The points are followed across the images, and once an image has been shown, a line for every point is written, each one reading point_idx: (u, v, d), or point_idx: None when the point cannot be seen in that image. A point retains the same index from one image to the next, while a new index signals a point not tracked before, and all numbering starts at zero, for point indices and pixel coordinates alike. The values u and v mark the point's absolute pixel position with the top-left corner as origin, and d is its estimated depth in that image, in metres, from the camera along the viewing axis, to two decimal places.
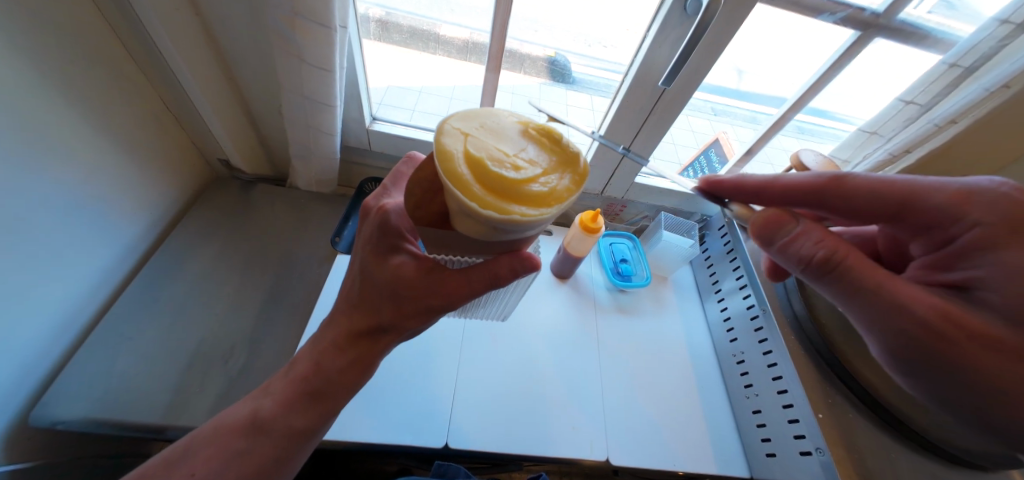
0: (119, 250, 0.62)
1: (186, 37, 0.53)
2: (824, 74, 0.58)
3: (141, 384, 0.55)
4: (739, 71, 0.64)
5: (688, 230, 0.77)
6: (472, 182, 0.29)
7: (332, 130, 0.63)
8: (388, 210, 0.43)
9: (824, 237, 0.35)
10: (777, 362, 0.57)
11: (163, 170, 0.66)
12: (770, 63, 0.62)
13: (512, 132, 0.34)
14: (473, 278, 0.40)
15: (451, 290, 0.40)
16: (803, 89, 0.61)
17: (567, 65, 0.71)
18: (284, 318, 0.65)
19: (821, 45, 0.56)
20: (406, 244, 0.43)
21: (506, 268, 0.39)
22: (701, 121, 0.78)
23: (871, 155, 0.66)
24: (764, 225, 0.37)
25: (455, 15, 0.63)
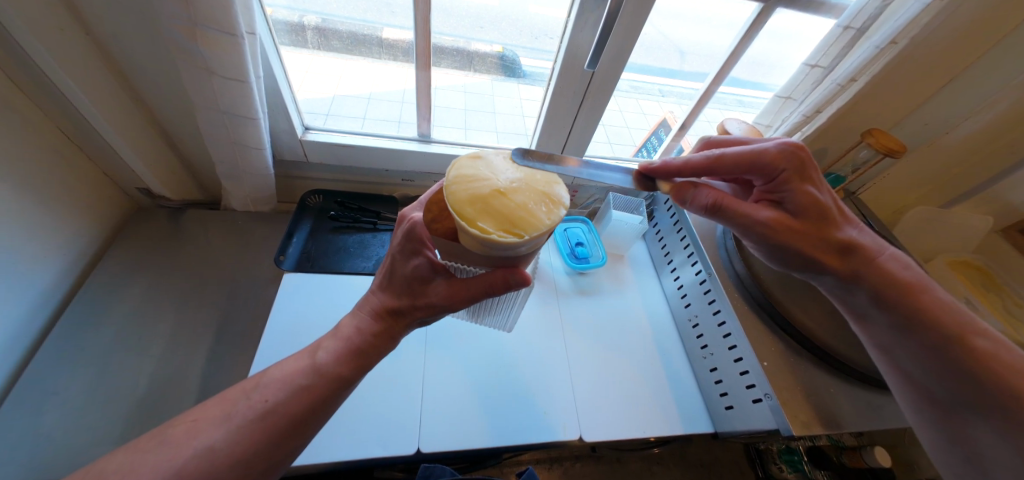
0: (31, 299, 0.56)
1: (72, 58, 0.48)
2: (737, 47, 0.65)
3: (73, 441, 0.50)
4: (678, 51, 0.67)
5: (637, 207, 0.79)
6: (477, 218, 0.32)
7: (260, 144, 0.59)
8: (417, 219, 0.43)
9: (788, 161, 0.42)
10: (726, 321, 0.60)
11: (74, 206, 0.61)
12: (689, 38, 0.64)
13: (518, 164, 0.38)
14: (478, 290, 0.41)
15: (455, 302, 0.41)
16: (721, 63, 0.67)
17: (516, 58, 0.68)
18: (232, 348, 0.62)
19: (730, 22, 0.62)
20: (425, 251, 0.42)
21: (501, 280, 0.39)
22: (650, 103, 0.79)
23: (788, 118, 0.71)
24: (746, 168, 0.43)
25: (395, 17, 0.58)
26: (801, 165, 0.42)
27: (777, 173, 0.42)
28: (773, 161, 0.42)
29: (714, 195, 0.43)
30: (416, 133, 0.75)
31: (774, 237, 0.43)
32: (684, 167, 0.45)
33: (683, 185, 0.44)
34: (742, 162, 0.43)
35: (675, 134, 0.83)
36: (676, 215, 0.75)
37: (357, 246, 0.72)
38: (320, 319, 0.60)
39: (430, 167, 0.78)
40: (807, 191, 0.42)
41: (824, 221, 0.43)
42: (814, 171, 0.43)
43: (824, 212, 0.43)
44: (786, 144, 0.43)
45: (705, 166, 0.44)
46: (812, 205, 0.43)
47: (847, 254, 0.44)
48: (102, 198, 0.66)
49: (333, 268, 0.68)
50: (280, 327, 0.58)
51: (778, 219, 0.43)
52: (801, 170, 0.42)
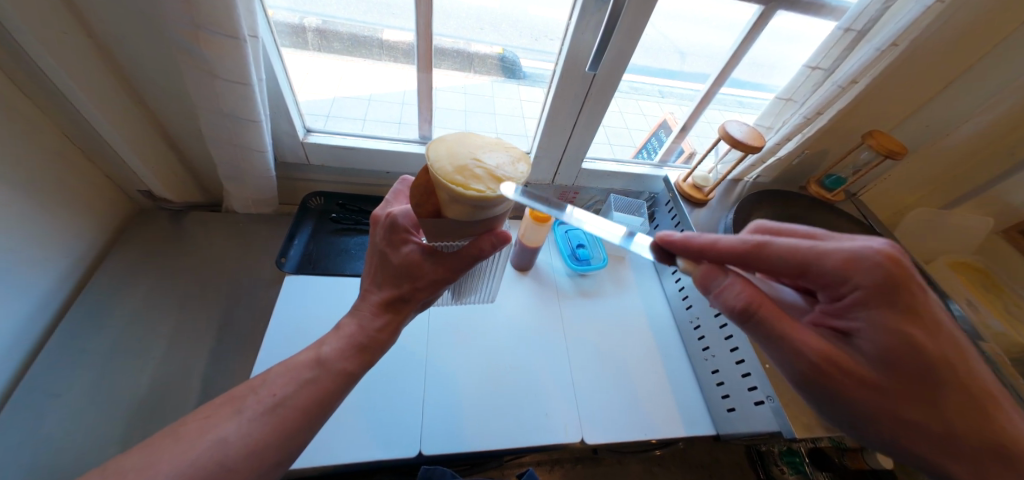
0: (33, 300, 0.56)
1: (73, 62, 0.48)
2: (737, 46, 0.65)
3: (69, 447, 0.49)
4: (680, 52, 0.67)
5: (638, 209, 0.80)
6: (467, 182, 0.32)
7: (262, 146, 0.60)
8: (396, 212, 0.45)
9: (870, 283, 0.32)
10: (727, 323, 0.60)
11: (75, 208, 0.61)
12: (690, 38, 0.64)
13: (475, 133, 0.38)
14: (468, 258, 0.43)
15: (448, 272, 0.43)
16: (722, 65, 0.68)
17: (516, 60, 0.68)
18: (234, 349, 0.62)
19: (730, 22, 0.62)
20: (411, 238, 0.44)
21: (487, 245, 0.42)
22: (650, 103, 0.79)
23: (786, 121, 0.70)
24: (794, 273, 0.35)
25: (396, 18, 0.59)
26: (882, 295, 0.32)
27: (843, 301, 0.34)
28: (831, 282, 0.33)
29: (747, 295, 0.36)
30: (417, 135, 0.75)
31: (827, 372, 0.35)
32: (719, 255, 0.38)
33: (713, 271, 0.38)
34: (790, 269, 0.35)
35: (675, 135, 0.83)
36: (677, 216, 0.75)
37: (359, 248, 0.72)
38: (322, 320, 0.61)
39: (431, 169, 0.77)
40: (890, 327, 0.32)
41: (930, 365, 0.32)
42: (908, 306, 0.32)
43: (929, 356, 0.32)
44: (869, 252, 0.32)
45: (746, 261, 0.37)
46: (896, 345, 0.32)
47: (959, 405, 0.32)
48: (103, 199, 0.66)
49: (334, 269, 0.68)
50: (282, 329, 0.58)
51: (827, 351, 0.34)
52: (886, 307, 0.32)
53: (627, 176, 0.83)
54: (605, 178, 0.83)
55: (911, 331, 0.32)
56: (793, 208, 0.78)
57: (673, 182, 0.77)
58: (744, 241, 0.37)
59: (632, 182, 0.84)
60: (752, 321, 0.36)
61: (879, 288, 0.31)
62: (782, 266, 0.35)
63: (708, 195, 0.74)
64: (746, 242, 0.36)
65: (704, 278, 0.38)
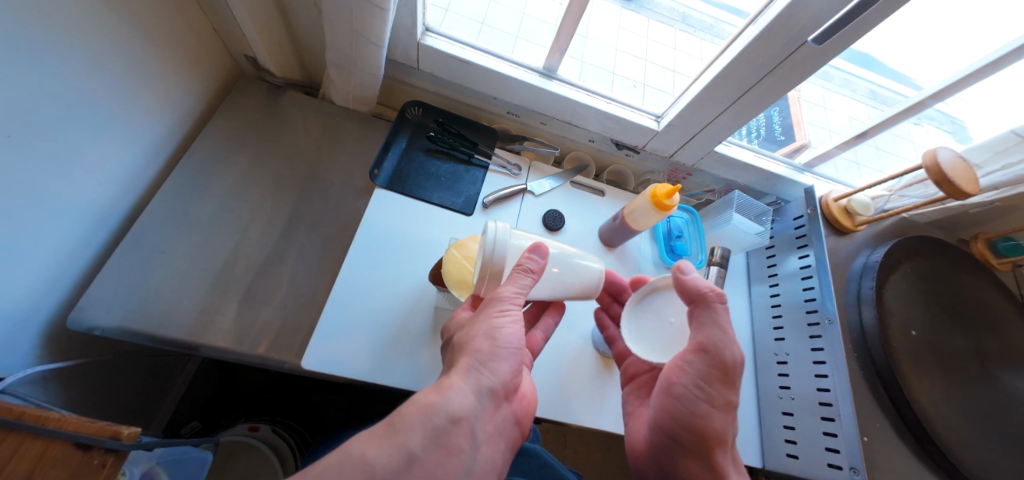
0: (140, 151, 0.56)
1: None
2: (1001, 58, 0.51)
3: (168, 301, 0.52)
4: (900, 38, 0.54)
5: (759, 214, 0.69)
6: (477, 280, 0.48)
7: (380, 39, 0.52)
8: (525, 263, 0.44)
9: (721, 429, 0.42)
10: (828, 375, 0.55)
11: (182, 61, 0.58)
12: (926, 29, 0.53)
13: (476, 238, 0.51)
14: (490, 321, 0.42)
15: (495, 326, 0.41)
16: (959, 77, 0.54)
17: None
18: (317, 250, 0.62)
19: (1006, 26, 0.50)
20: (515, 292, 0.42)
21: (497, 308, 0.42)
22: (813, 87, 0.66)
23: (1016, 165, 0.56)
24: (722, 382, 0.41)
25: None
26: (720, 378, 0.41)
27: (698, 400, 0.42)
28: (720, 367, 0.41)
29: (697, 373, 0.42)
30: (541, 65, 0.64)
31: (671, 440, 0.45)
32: (716, 334, 0.41)
33: (704, 329, 0.42)
34: (715, 353, 0.41)
35: (847, 139, 0.69)
36: (804, 234, 0.65)
37: (448, 176, 0.67)
38: (404, 247, 0.59)
39: (544, 108, 0.68)
40: (695, 402, 0.42)
41: (699, 451, 0.42)
42: (703, 317, 0.42)
43: (718, 439, 0.42)
44: (722, 430, 0.42)
45: (705, 323, 0.42)
46: (694, 424, 0.42)
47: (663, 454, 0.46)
48: (207, 59, 0.62)
49: (422, 192, 0.64)
50: (367, 244, 0.58)
51: (700, 437, 0.42)
52: (724, 388, 0.41)
53: (760, 174, 0.71)
54: (732, 168, 0.71)
55: (708, 430, 0.42)
56: (962, 275, 0.63)
57: (818, 197, 0.65)
58: (725, 353, 0.41)
59: (762, 180, 0.73)
60: (678, 396, 0.43)
61: (710, 439, 0.42)
62: (709, 365, 0.41)
63: (858, 225, 0.62)
64: (727, 355, 0.41)
65: (699, 338, 0.42)
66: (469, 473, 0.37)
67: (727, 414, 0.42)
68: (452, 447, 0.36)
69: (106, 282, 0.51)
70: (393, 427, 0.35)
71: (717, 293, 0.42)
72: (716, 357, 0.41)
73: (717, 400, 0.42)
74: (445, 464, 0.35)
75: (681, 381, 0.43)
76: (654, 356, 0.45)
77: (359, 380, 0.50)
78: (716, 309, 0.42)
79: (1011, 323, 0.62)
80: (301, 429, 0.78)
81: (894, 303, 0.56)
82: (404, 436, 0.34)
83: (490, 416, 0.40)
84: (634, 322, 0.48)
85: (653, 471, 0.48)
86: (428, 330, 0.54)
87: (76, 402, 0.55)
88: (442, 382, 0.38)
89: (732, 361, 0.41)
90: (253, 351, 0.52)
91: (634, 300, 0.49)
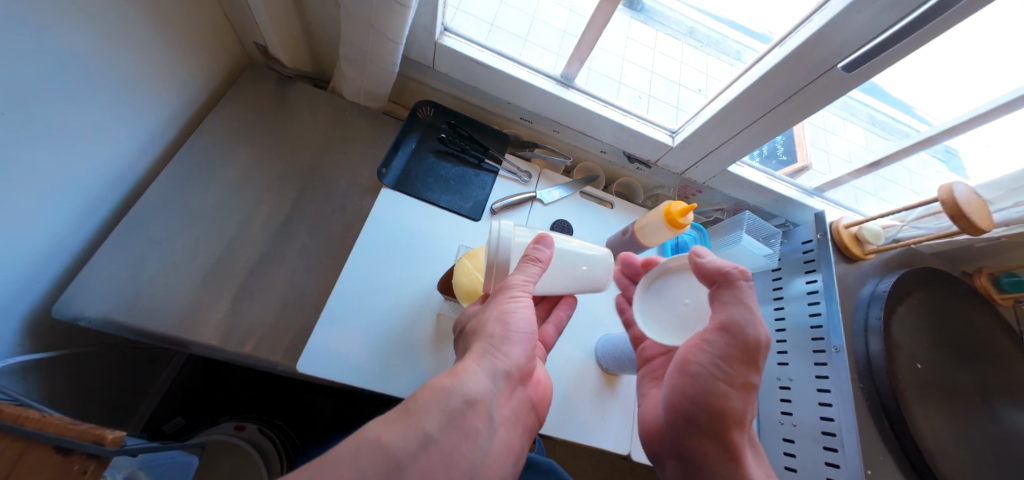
0: (140, 136, 0.54)
1: None
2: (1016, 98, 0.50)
3: (161, 294, 0.50)
4: (913, 73, 0.53)
5: (768, 236, 0.69)
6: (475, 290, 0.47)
7: (398, 37, 0.51)
8: (531, 251, 0.42)
9: (741, 408, 0.40)
10: (832, 404, 0.54)
11: (189, 44, 0.55)
12: (943, 66, 0.52)
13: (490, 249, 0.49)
14: (500, 308, 0.40)
15: (507, 312, 0.39)
16: (972, 116, 0.54)
17: None
18: (319, 248, 0.60)
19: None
20: (523, 279, 0.41)
21: (506, 294, 0.40)
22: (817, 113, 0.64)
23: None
24: (744, 362, 0.39)
25: None
26: (742, 358, 0.39)
27: (715, 378, 0.40)
28: (742, 346, 0.39)
29: (717, 351, 0.40)
30: (559, 72, 0.64)
31: (688, 421, 0.43)
32: (739, 315, 0.39)
33: (726, 310, 0.40)
34: (739, 329, 0.39)
35: (857, 169, 0.69)
36: (812, 258, 0.65)
37: (457, 179, 0.65)
38: (409, 250, 0.57)
39: (558, 116, 0.67)
40: (711, 382, 0.41)
41: (715, 431, 0.41)
42: (725, 298, 0.40)
43: (736, 421, 0.40)
44: (742, 409, 0.40)
45: (727, 301, 0.40)
46: (710, 403, 0.41)
47: (680, 435, 0.44)
48: (216, 44, 0.60)
49: (431, 195, 0.62)
50: (371, 245, 0.56)
51: (718, 418, 0.41)
52: (746, 369, 0.39)
53: (770, 195, 0.71)
54: (743, 188, 0.70)
55: (727, 410, 0.40)
56: (967, 310, 0.62)
57: (828, 223, 0.64)
58: (748, 333, 0.39)
59: (772, 202, 0.72)
60: (696, 375, 0.41)
61: (730, 419, 0.40)
62: (730, 344, 0.39)
63: (868, 253, 0.62)
64: (750, 335, 0.39)
65: (721, 317, 0.40)
66: (485, 456, 0.36)
67: (747, 395, 0.41)
68: (469, 430, 0.35)
69: (98, 272, 0.48)
70: (408, 410, 0.33)
71: (741, 272, 0.40)
72: (737, 337, 0.39)
73: (737, 380, 0.40)
74: (462, 447, 0.34)
75: (699, 360, 0.41)
76: (667, 338, 0.43)
77: (358, 387, 0.48)
78: (739, 289, 0.39)
79: (1012, 360, 0.62)
80: (289, 430, 0.76)
81: (902, 335, 0.56)
82: (419, 418, 0.32)
83: (505, 399, 0.39)
84: (648, 308, 0.46)
85: (667, 454, 0.47)
86: (431, 338, 0.52)
87: (54, 394, 0.52)
88: (456, 367, 0.37)
89: (755, 341, 0.39)
90: (250, 351, 0.50)
91: (646, 283, 0.47)
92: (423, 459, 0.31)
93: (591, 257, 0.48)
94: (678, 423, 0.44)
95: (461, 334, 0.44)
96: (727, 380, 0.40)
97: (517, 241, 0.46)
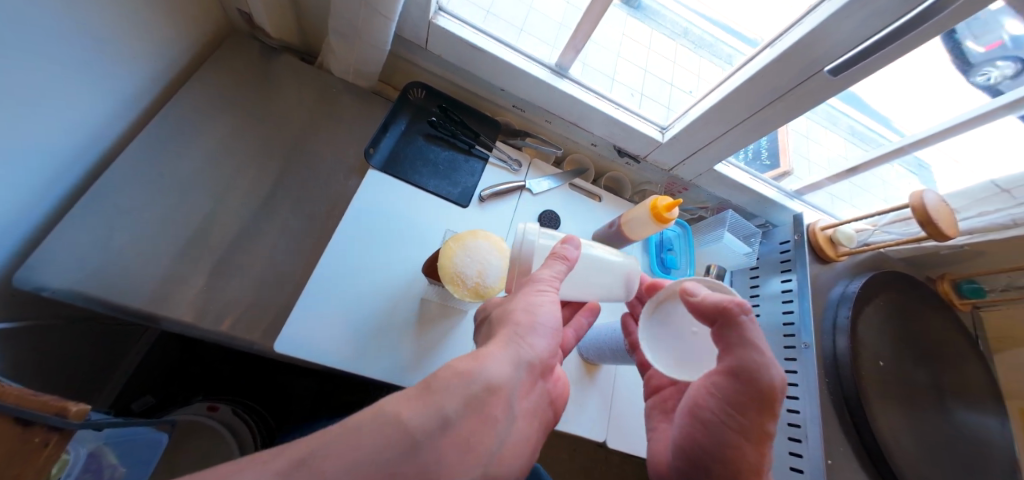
0: (113, 101, 0.51)
1: None
2: (982, 115, 0.52)
3: (135, 268, 0.48)
4: (891, 83, 0.56)
5: (749, 235, 0.71)
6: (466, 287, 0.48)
7: (391, 13, 0.49)
8: (560, 250, 0.43)
9: (757, 461, 0.37)
10: (800, 397, 0.57)
11: (168, 6, 0.53)
12: (920, 79, 0.55)
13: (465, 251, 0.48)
14: (525, 301, 0.40)
15: (531, 305, 0.40)
16: (941, 129, 0.56)
17: None
18: (302, 228, 0.59)
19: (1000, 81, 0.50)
20: (552, 275, 0.41)
21: (533, 287, 0.40)
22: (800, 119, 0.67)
23: (992, 212, 0.57)
24: (757, 410, 0.36)
25: None
26: (756, 404, 0.36)
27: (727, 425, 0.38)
28: (756, 392, 0.36)
29: (730, 397, 0.37)
30: (553, 61, 0.63)
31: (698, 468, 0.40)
32: (749, 358, 0.36)
33: (735, 354, 0.36)
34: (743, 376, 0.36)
35: (835, 174, 0.71)
36: (788, 258, 0.67)
37: (447, 165, 0.65)
38: (395, 232, 0.57)
39: (550, 107, 0.67)
40: (723, 429, 0.38)
41: None
42: (733, 341, 0.36)
43: (751, 474, 0.37)
44: (757, 461, 0.37)
45: (735, 345, 0.36)
46: (722, 453, 0.38)
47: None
48: (196, 8, 0.57)
49: (418, 179, 0.61)
50: (356, 227, 0.55)
51: (734, 472, 0.38)
52: (761, 415, 0.37)
53: (752, 195, 0.72)
54: (728, 188, 0.72)
55: (740, 459, 0.37)
56: (928, 313, 0.66)
57: (805, 225, 0.66)
58: (761, 379, 0.35)
59: (754, 203, 0.74)
60: (709, 421, 0.39)
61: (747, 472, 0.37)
62: (744, 390, 0.36)
63: (841, 255, 0.64)
64: (763, 383, 0.35)
65: (731, 362, 0.37)
66: (500, 447, 0.35)
67: (760, 446, 0.37)
68: (487, 417, 0.34)
69: (66, 241, 0.46)
70: (430, 388, 0.32)
71: (748, 312, 0.36)
72: (749, 383, 0.36)
73: (753, 427, 0.37)
74: (479, 434, 0.33)
75: (712, 404, 0.39)
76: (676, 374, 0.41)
77: (338, 368, 0.48)
78: (748, 331, 0.36)
79: (965, 362, 0.66)
80: (265, 411, 0.75)
81: (869, 335, 0.58)
82: (440, 397, 0.32)
83: (525, 393, 0.39)
84: (652, 342, 0.43)
85: None
86: (415, 322, 0.52)
87: (14, 368, 0.49)
88: (479, 352, 0.37)
89: (769, 388, 0.35)
90: (227, 330, 0.49)
91: (646, 312, 0.44)
92: (442, 440, 0.30)
93: (616, 265, 0.48)
94: (689, 469, 0.41)
95: (482, 329, 0.43)
96: (739, 427, 0.37)
97: (540, 244, 0.46)
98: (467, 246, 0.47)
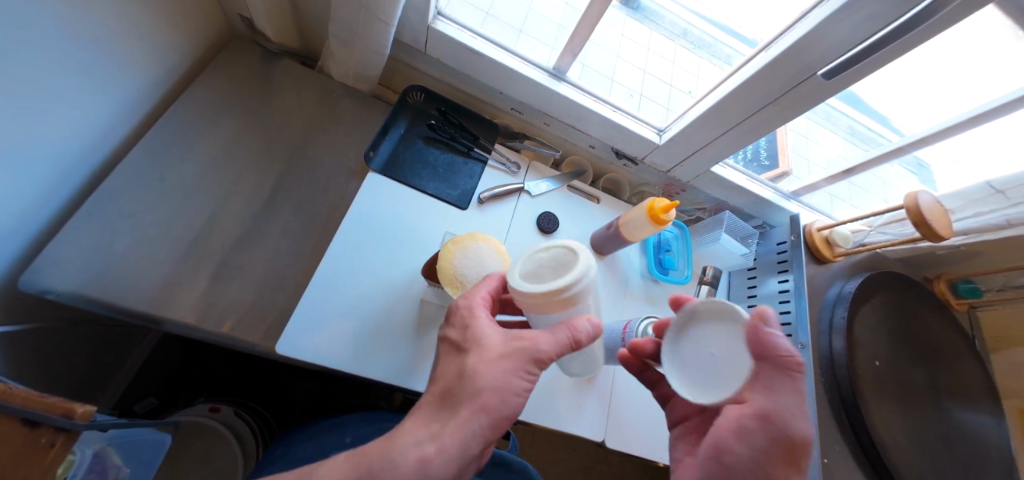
0: (117, 105, 0.52)
1: None
2: (979, 115, 0.52)
3: (138, 270, 0.49)
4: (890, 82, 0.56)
5: (746, 236, 0.71)
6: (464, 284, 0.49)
7: (390, 17, 0.50)
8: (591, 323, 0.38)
9: None
10: None
11: (170, 13, 0.53)
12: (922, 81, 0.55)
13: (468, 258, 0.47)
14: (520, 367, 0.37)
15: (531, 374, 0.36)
16: (940, 128, 0.55)
17: None
18: (302, 230, 0.59)
19: (1001, 81, 0.50)
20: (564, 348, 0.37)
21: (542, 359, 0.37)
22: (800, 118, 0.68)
23: (989, 212, 0.57)
24: (789, 461, 0.33)
25: None
26: (787, 458, 0.33)
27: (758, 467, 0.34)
28: (786, 444, 0.33)
29: (762, 444, 0.33)
30: (552, 64, 0.64)
31: None
32: (782, 399, 0.33)
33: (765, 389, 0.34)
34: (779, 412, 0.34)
35: (831, 175, 0.71)
36: (785, 259, 0.68)
37: (446, 167, 0.65)
38: (395, 234, 0.57)
39: (549, 109, 0.67)
40: (748, 478, 0.34)
41: None
42: (778, 382, 0.34)
43: None
44: None
45: (775, 389, 0.34)
46: None
47: None
48: (198, 14, 0.58)
49: (418, 182, 0.62)
50: (356, 229, 0.56)
51: None
52: (791, 471, 0.33)
53: (749, 197, 0.73)
54: (725, 189, 0.72)
55: None
56: (925, 313, 0.66)
57: (802, 226, 0.67)
58: (800, 432, 0.33)
59: (751, 203, 0.75)
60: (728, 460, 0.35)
61: None
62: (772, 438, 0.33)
63: (837, 256, 0.64)
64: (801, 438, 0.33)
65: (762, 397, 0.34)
66: None
67: None
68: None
69: (70, 244, 0.47)
70: (440, 413, 0.35)
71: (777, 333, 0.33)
72: (783, 433, 0.33)
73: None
74: None
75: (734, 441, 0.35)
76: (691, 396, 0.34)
77: (338, 370, 0.48)
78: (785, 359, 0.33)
79: (962, 361, 0.66)
80: (266, 413, 0.76)
81: (865, 335, 0.59)
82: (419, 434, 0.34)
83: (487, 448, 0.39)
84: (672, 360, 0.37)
85: None
86: (415, 324, 0.53)
87: (18, 370, 0.50)
88: (456, 422, 0.34)
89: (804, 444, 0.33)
90: (229, 332, 0.49)
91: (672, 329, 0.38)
92: None
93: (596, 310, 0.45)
94: None
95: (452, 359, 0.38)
96: (768, 476, 0.33)
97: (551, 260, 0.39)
98: (467, 247, 0.48)
